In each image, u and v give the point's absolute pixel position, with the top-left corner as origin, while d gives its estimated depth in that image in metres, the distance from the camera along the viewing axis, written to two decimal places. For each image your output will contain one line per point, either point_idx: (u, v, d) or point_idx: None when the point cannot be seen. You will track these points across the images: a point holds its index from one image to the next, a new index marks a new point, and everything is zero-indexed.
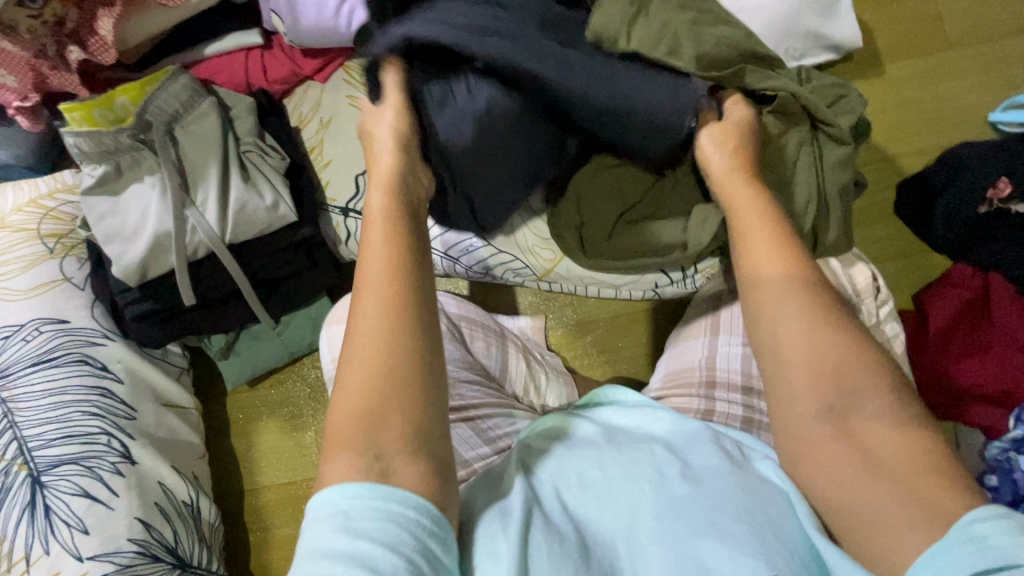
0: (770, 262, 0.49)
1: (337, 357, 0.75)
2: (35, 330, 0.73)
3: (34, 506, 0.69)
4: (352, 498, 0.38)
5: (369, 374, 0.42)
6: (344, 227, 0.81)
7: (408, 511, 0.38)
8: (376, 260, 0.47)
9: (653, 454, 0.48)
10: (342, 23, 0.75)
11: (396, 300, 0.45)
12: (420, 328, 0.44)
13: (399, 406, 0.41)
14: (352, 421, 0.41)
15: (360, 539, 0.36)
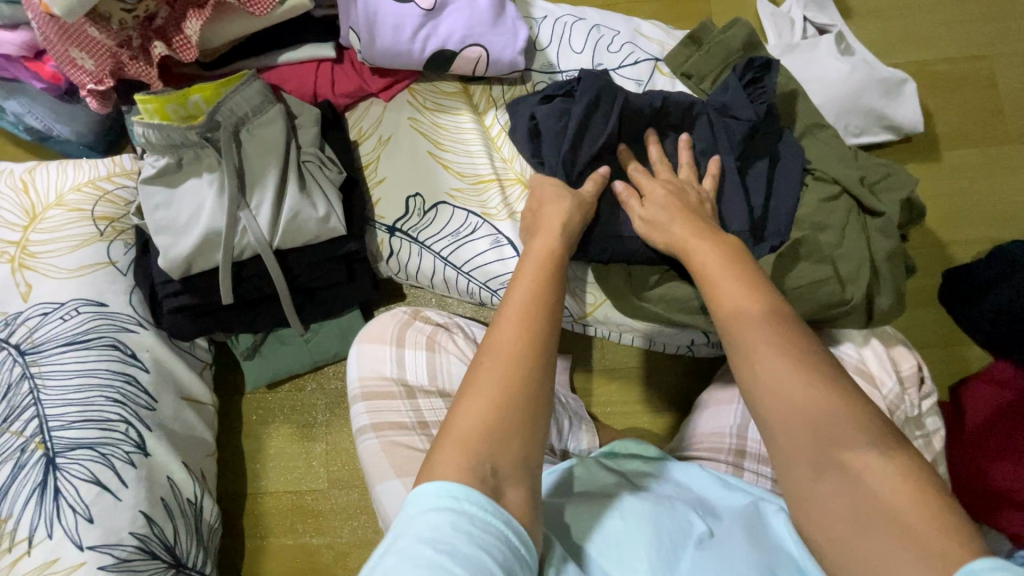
0: (731, 301, 0.49)
1: (362, 375, 0.74)
2: (74, 310, 0.72)
3: (45, 488, 0.68)
4: (475, 506, 0.40)
5: (503, 388, 0.45)
6: (387, 245, 0.82)
7: (518, 542, 0.41)
8: (527, 295, 0.50)
9: (673, 508, 0.50)
10: (416, 49, 0.77)
11: (532, 329, 0.48)
12: (553, 356, 0.48)
13: (518, 428, 0.44)
14: (476, 425, 0.44)
15: (479, 549, 0.38)
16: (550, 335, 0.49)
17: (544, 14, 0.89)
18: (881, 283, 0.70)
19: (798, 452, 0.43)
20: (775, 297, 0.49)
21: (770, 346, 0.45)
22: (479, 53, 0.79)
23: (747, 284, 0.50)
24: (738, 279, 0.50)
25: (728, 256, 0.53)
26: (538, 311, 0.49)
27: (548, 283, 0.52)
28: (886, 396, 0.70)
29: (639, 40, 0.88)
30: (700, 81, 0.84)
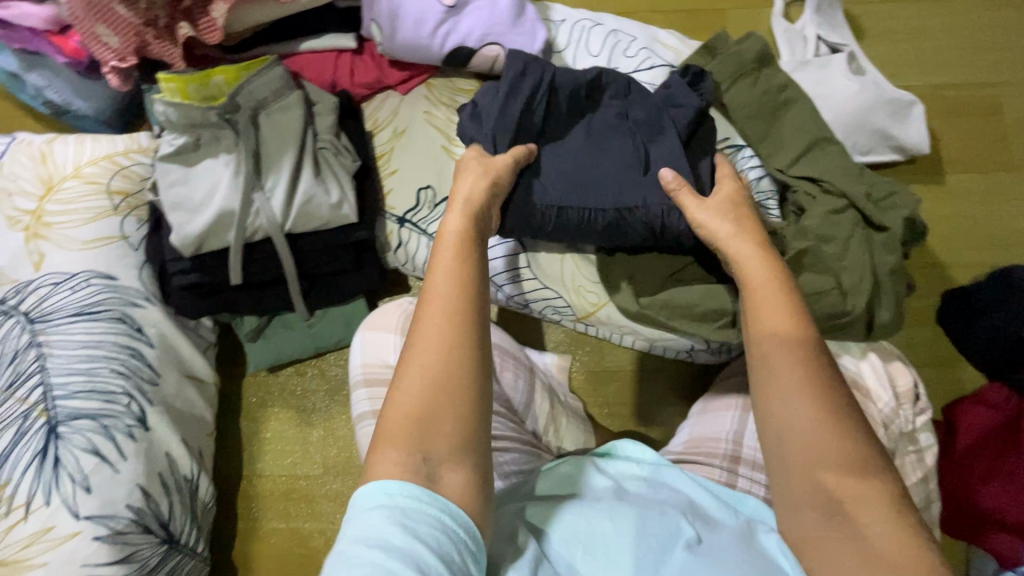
0: (767, 322, 0.50)
1: (366, 361, 0.75)
2: (84, 282, 0.73)
3: (45, 456, 0.69)
4: (408, 499, 0.42)
5: (428, 377, 0.46)
6: (396, 236, 0.83)
7: (456, 525, 0.42)
8: (445, 278, 0.51)
9: (660, 511, 0.51)
10: (436, 44, 0.78)
11: (450, 313, 0.49)
12: (473, 335, 0.48)
13: (448, 414, 0.46)
14: (405, 416, 0.46)
15: (414, 538, 0.40)
16: (466, 315, 0.49)
17: (563, 17, 0.90)
18: (882, 297, 0.71)
19: (795, 475, 0.47)
20: (810, 326, 0.50)
21: (796, 373, 0.48)
22: (498, 51, 0.80)
23: (790, 309, 0.50)
24: (781, 302, 0.51)
25: (766, 275, 0.53)
26: (457, 295, 0.50)
27: (467, 263, 0.52)
28: (882, 410, 0.71)
29: (655, 48, 0.89)
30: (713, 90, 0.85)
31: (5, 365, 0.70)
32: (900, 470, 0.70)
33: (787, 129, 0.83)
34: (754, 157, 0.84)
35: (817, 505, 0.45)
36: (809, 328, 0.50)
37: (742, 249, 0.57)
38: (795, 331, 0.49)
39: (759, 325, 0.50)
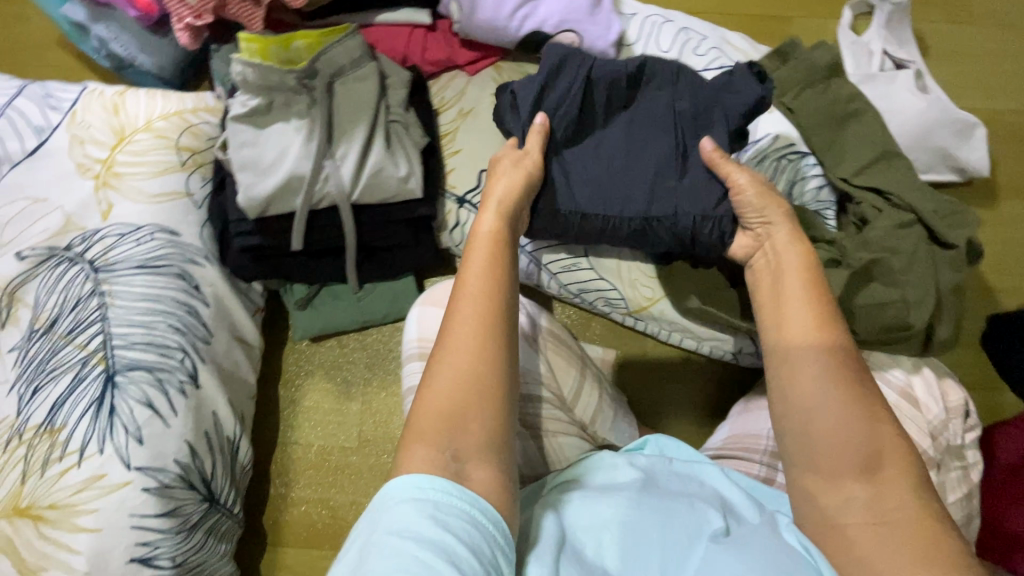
0: (789, 330, 0.55)
1: (422, 336, 0.75)
2: (149, 236, 0.73)
3: (102, 403, 0.69)
4: (437, 492, 0.44)
5: (463, 379, 0.50)
6: (455, 216, 0.83)
7: (486, 519, 0.44)
8: (478, 283, 0.54)
9: (689, 504, 0.52)
10: (513, 27, 0.78)
11: (485, 319, 0.52)
12: (507, 343, 0.53)
13: (477, 415, 0.49)
14: (438, 414, 0.49)
15: (446, 530, 0.41)
16: (499, 323, 0.53)
17: (634, 11, 0.90)
18: (942, 314, 0.74)
19: (824, 466, 0.52)
20: (843, 336, 0.54)
21: (821, 380, 0.53)
22: (574, 39, 0.80)
23: (819, 319, 0.54)
24: (815, 309, 0.55)
25: (801, 281, 0.57)
26: (490, 302, 0.53)
27: (497, 267, 0.56)
28: (932, 420, 0.73)
29: (725, 49, 0.89)
30: (782, 95, 0.86)
31: (67, 311, 0.70)
32: (943, 485, 0.71)
33: (854, 140, 0.83)
34: (816, 165, 0.85)
35: (839, 496, 0.51)
36: (838, 337, 0.54)
37: (787, 252, 0.59)
38: (822, 336, 0.54)
39: (788, 333, 0.55)
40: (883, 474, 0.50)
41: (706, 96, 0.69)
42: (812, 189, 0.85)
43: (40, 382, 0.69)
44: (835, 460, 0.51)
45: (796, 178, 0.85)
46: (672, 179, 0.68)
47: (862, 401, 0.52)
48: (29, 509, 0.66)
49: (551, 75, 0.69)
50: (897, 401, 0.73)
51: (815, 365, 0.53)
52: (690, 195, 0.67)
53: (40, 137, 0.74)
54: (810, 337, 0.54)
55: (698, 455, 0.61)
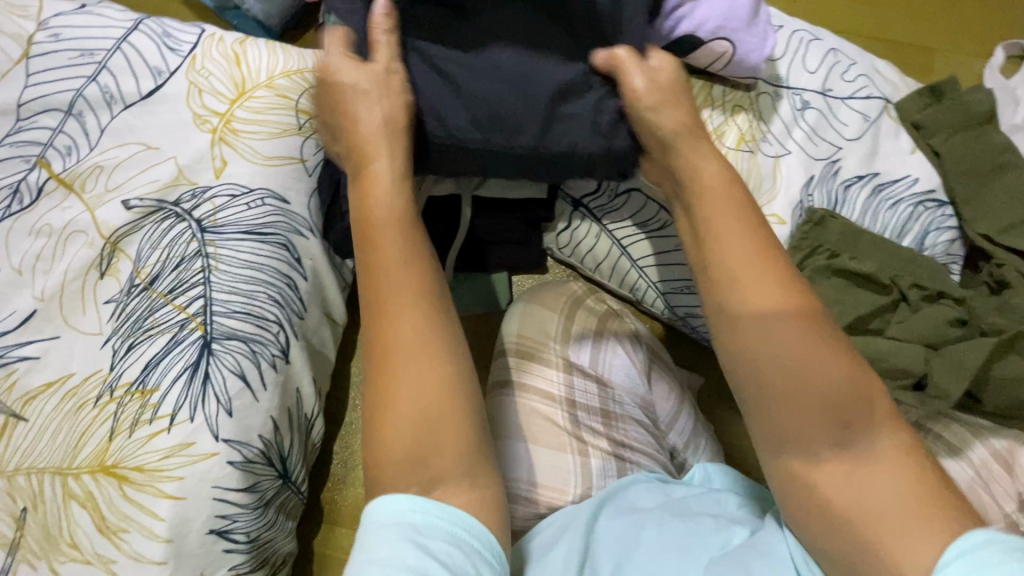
0: (732, 308, 0.52)
1: (527, 335, 0.75)
2: (259, 201, 0.69)
3: (196, 370, 0.66)
4: (418, 517, 0.44)
5: (416, 384, 0.48)
6: (567, 218, 0.80)
7: (469, 538, 0.45)
8: (408, 280, 0.51)
9: (712, 524, 0.56)
10: (667, 26, 0.73)
11: (423, 315, 0.50)
12: (447, 329, 0.51)
13: (444, 416, 0.48)
14: (403, 432, 0.47)
15: (429, 555, 0.42)
16: (431, 310, 0.51)
17: (781, 23, 0.84)
18: None
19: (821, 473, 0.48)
20: (802, 290, 0.51)
21: (781, 351, 0.49)
22: (726, 49, 0.74)
23: (766, 278, 0.51)
24: (757, 270, 0.52)
25: (749, 250, 0.53)
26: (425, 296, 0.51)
27: (419, 258, 0.53)
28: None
29: (873, 77, 0.84)
30: (929, 136, 0.82)
31: (170, 269, 0.67)
32: None
33: (1001, 194, 0.78)
34: (952, 216, 0.81)
35: (825, 489, 0.48)
36: (797, 291, 0.51)
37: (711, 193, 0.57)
38: (780, 303, 0.50)
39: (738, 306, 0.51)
40: (861, 449, 0.47)
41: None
42: (944, 241, 0.81)
43: (135, 339, 0.66)
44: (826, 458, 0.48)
45: (929, 227, 0.81)
46: (544, 102, 0.62)
47: (821, 365, 0.48)
48: (112, 468, 0.64)
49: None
50: (987, 459, 0.70)
51: (764, 332, 0.50)
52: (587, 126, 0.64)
53: (156, 80, 0.70)
54: (757, 300, 0.51)
55: (736, 478, 0.67)
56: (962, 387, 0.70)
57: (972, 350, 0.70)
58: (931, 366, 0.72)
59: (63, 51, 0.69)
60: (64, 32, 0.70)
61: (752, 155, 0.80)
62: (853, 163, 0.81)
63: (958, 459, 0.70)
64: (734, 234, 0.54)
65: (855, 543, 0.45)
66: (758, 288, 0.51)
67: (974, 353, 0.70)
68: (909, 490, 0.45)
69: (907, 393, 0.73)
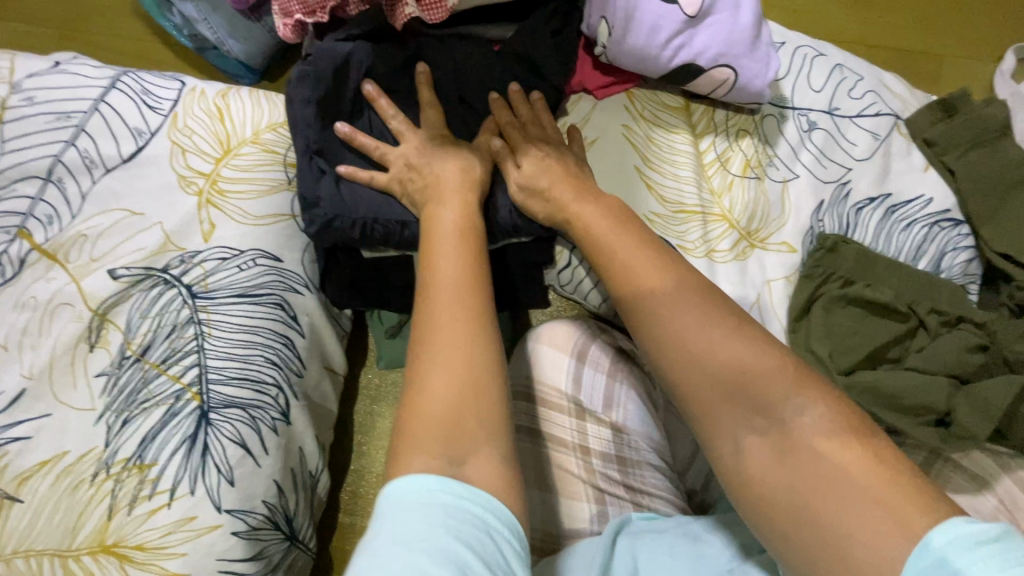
0: (640, 287, 0.54)
1: (538, 380, 0.71)
2: (251, 261, 0.67)
3: (194, 442, 0.64)
4: (448, 495, 0.41)
5: (448, 373, 0.47)
6: (567, 256, 0.76)
7: (501, 524, 0.42)
8: (433, 278, 0.53)
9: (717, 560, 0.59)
10: (666, 56, 0.70)
11: (458, 305, 0.51)
12: (480, 321, 0.50)
13: (478, 408, 0.47)
14: (433, 421, 0.45)
15: (457, 541, 0.38)
16: (451, 304, 0.51)
17: (783, 41, 0.81)
18: None
19: (756, 460, 0.47)
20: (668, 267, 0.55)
21: (694, 334, 0.50)
22: (728, 76, 0.71)
23: (654, 267, 0.54)
24: (638, 254, 0.56)
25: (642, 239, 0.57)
26: (454, 290, 0.52)
27: (444, 252, 0.55)
28: None
29: (882, 93, 0.81)
30: (942, 153, 0.79)
31: (161, 338, 0.64)
32: None
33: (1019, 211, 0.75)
34: (969, 235, 0.78)
35: (794, 464, 0.45)
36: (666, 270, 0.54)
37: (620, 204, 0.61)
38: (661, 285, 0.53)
39: (646, 291, 0.53)
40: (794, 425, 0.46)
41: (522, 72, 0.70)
42: (962, 262, 0.78)
43: (129, 413, 0.63)
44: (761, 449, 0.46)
45: (946, 247, 0.78)
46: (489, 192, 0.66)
47: (730, 339, 0.50)
48: (112, 548, 0.61)
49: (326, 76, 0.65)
50: (1010, 487, 0.68)
51: (684, 316, 0.51)
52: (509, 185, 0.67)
53: (137, 141, 0.67)
54: (650, 288, 0.53)
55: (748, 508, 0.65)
56: (991, 427, 0.66)
57: (996, 386, 0.67)
58: (955, 402, 0.68)
59: (38, 115, 0.66)
60: (38, 94, 0.67)
61: (759, 182, 0.77)
62: (863, 185, 0.78)
63: (982, 493, 0.68)
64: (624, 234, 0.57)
65: (821, 527, 0.42)
66: (657, 267, 0.54)
67: (1000, 392, 0.67)
68: (866, 468, 0.43)
69: (932, 431, 0.68)
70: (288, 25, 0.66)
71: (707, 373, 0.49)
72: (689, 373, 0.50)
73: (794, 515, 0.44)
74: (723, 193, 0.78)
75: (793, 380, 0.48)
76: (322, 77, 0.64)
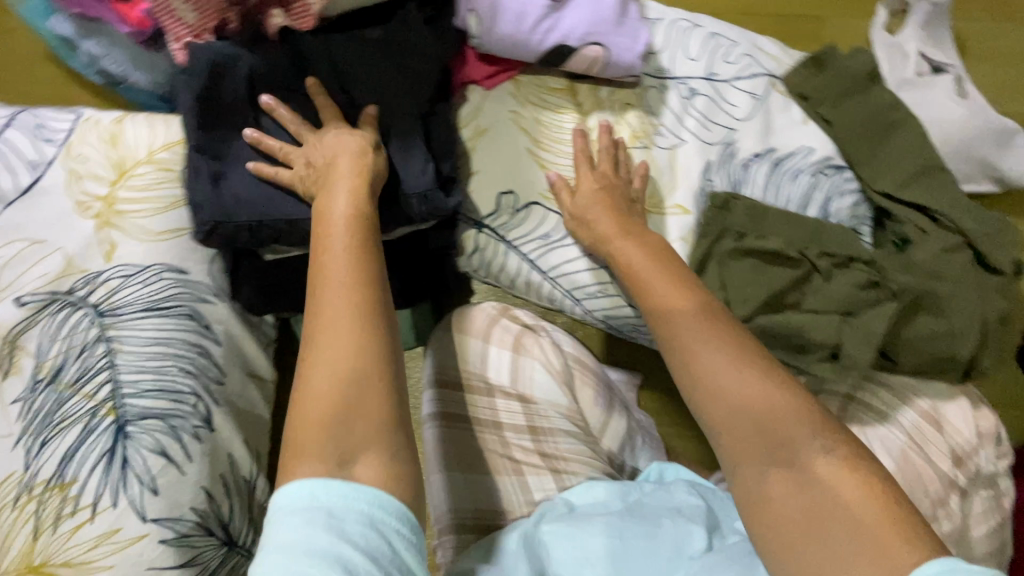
0: (667, 300, 0.63)
1: (448, 365, 0.74)
2: (155, 275, 0.69)
3: (113, 456, 0.66)
4: (327, 495, 0.44)
5: (333, 368, 0.50)
6: (473, 241, 0.80)
7: (388, 516, 0.45)
8: (329, 277, 0.54)
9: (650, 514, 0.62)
10: (535, 41, 0.73)
11: (350, 307, 0.52)
12: (370, 319, 0.52)
13: (369, 399, 0.49)
14: (322, 412, 0.48)
15: (342, 540, 0.42)
16: (349, 307, 0.52)
17: (659, 16, 0.85)
18: (986, 345, 0.72)
19: (753, 455, 0.55)
20: (693, 293, 0.63)
21: (715, 348, 0.58)
22: (598, 53, 0.74)
23: (673, 280, 0.64)
24: (682, 284, 0.64)
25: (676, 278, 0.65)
26: (353, 293, 0.53)
27: (347, 253, 0.55)
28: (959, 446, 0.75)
29: (757, 55, 0.85)
30: (818, 105, 0.83)
31: (73, 358, 0.66)
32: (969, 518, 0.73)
33: (893, 153, 0.79)
34: (853, 179, 0.81)
35: (797, 477, 0.52)
36: (691, 294, 0.63)
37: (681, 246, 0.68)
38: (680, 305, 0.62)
39: (661, 303, 0.63)
40: (784, 433, 0.54)
41: (399, 61, 0.69)
42: (849, 205, 0.80)
43: (46, 436, 0.65)
44: (753, 447, 0.55)
45: (832, 193, 0.81)
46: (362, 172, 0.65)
47: (744, 356, 0.57)
48: (39, 569, 0.62)
49: (207, 79, 0.64)
50: (918, 424, 0.75)
51: (692, 326, 0.60)
52: (394, 178, 0.67)
53: (35, 173, 0.70)
54: (678, 304, 0.62)
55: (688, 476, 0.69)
56: (873, 352, 0.71)
57: (877, 317, 0.72)
58: (841, 332, 0.73)
59: None
60: None
61: (647, 151, 0.80)
62: (749, 143, 0.82)
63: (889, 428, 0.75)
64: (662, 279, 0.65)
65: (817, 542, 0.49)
66: (681, 284, 0.64)
67: (878, 320, 0.72)
68: (865, 492, 0.49)
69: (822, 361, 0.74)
70: (184, 50, 0.68)
71: (736, 395, 0.56)
72: (712, 389, 0.57)
73: (811, 535, 0.50)
74: None
75: (798, 413, 0.54)
76: (196, 75, 0.64)
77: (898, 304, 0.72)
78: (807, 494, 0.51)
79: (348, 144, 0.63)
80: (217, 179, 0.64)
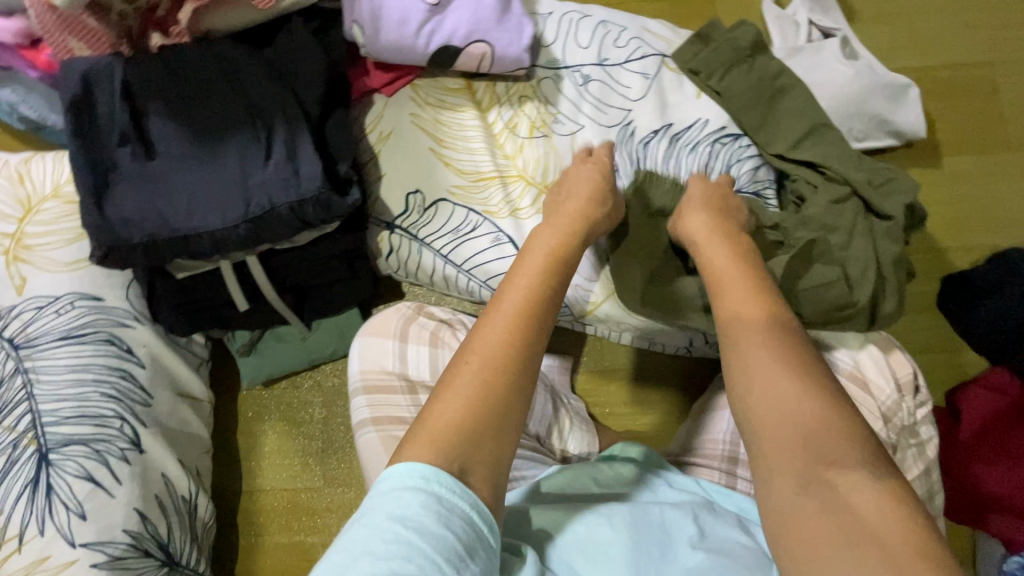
0: (750, 308, 0.53)
1: (365, 369, 0.75)
2: (69, 304, 0.72)
3: (37, 485, 0.67)
4: (445, 488, 0.42)
5: (476, 397, 0.47)
6: (387, 242, 0.82)
7: (483, 523, 0.43)
8: (506, 318, 0.51)
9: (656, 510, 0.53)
10: (421, 44, 0.76)
11: (509, 342, 0.50)
12: (531, 362, 0.50)
13: (484, 422, 0.47)
14: (439, 429, 0.46)
15: (444, 527, 0.40)
16: (505, 340, 0.50)
17: (549, 10, 0.88)
18: (887, 289, 0.73)
19: (783, 460, 0.44)
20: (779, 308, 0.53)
21: (765, 353, 0.49)
22: (484, 50, 0.78)
23: (761, 298, 0.54)
24: (751, 290, 0.56)
25: (749, 273, 0.58)
26: (516, 328, 0.51)
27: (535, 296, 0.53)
28: (883, 403, 0.73)
29: (646, 38, 0.88)
30: (708, 78, 0.85)
31: None
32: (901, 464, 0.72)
33: (782, 118, 0.83)
34: (750, 146, 0.84)
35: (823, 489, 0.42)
36: (776, 309, 0.53)
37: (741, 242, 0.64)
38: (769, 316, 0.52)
39: (730, 311, 0.54)
40: (827, 444, 0.44)
41: (286, 71, 0.70)
42: (748, 170, 0.83)
43: None
44: (796, 459, 0.44)
45: (731, 161, 0.84)
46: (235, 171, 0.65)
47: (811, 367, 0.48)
48: None
49: (81, 102, 0.64)
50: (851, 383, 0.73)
51: (756, 337, 0.51)
52: (279, 178, 0.65)
53: None
54: (740, 308, 0.54)
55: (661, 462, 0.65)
56: None
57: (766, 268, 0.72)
58: None
59: None
60: None
61: (547, 139, 0.84)
62: (645, 121, 0.84)
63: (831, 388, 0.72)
64: (734, 280, 0.58)
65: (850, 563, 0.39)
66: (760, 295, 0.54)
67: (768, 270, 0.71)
68: (884, 500, 0.41)
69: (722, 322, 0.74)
70: None
71: (798, 407, 0.45)
72: (768, 398, 0.47)
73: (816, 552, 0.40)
74: (517, 155, 0.83)
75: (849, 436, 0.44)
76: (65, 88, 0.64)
77: (792, 254, 0.73)
78: (829, 517, 0.41)
79: (227, 147, 0.65)
80: (101, 198, 0.63)
